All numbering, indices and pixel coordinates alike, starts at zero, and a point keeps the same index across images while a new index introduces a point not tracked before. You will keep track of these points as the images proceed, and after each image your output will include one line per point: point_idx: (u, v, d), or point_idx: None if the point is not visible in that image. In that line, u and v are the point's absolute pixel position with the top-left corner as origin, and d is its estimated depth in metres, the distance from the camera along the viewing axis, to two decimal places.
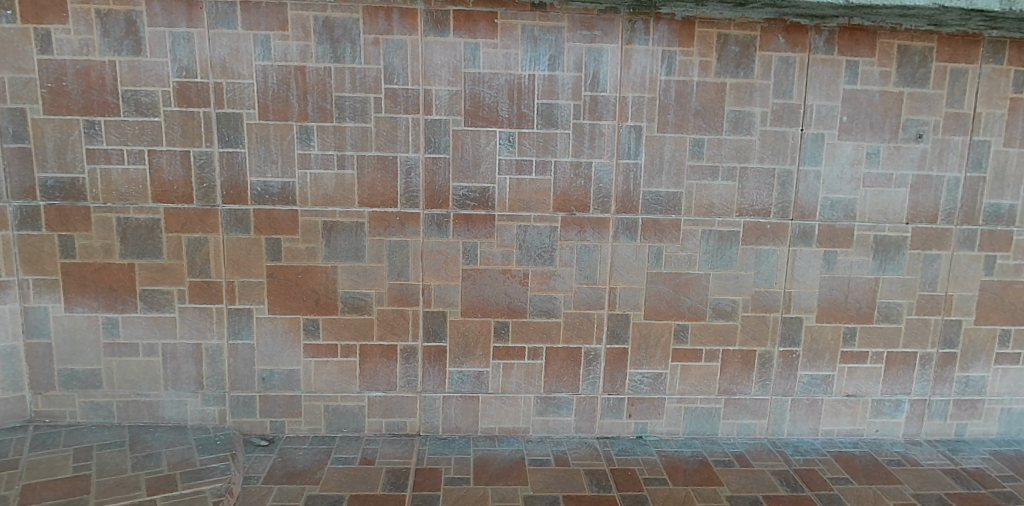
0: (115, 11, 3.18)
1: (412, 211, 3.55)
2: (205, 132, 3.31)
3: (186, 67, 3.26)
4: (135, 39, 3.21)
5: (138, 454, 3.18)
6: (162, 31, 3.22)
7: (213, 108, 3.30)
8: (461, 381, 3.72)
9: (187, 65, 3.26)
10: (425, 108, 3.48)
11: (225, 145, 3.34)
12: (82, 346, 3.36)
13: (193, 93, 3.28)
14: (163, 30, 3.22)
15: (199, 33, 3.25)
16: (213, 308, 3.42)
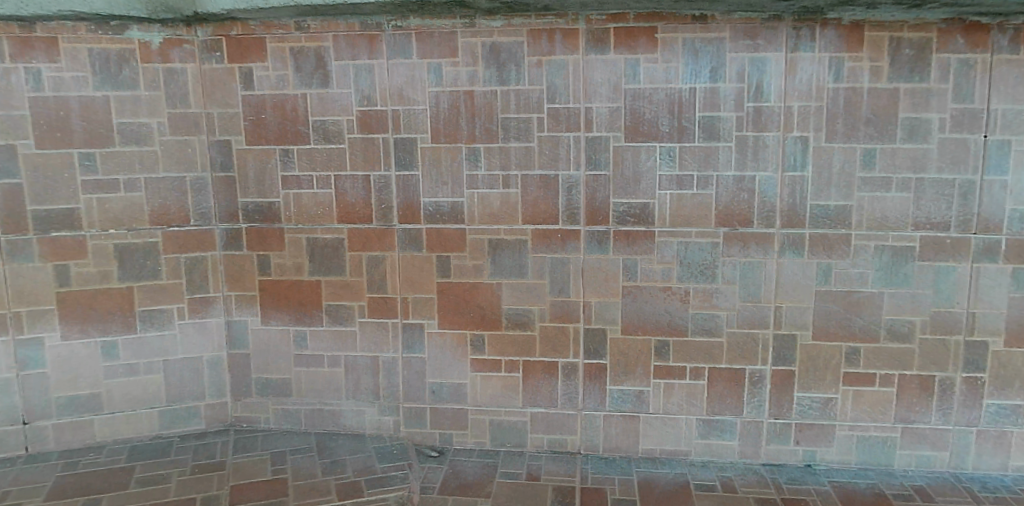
0: (306, 48, 3.40)
1: (574, 228, 3.54)
2: (384, 157, 3.47)
3: (367, 96, 3.44)
4: (323, 72, 3.42)
5: (327, 461, 3.35)
6: (347, 63, 3.41)
7: (392, 133, 3.46)
8: (622, 399, 3.65)
9: (369, 94, 3.44)
10: (586, 124, 3.45)
11: (401, 169, 3.48)
12: (274, 357, 3.55)
13: (374, 120, 3.46)
14: (348, 63, 3.41)
15: (379, 64, 3.42)
16: (389, 322, 3.55)
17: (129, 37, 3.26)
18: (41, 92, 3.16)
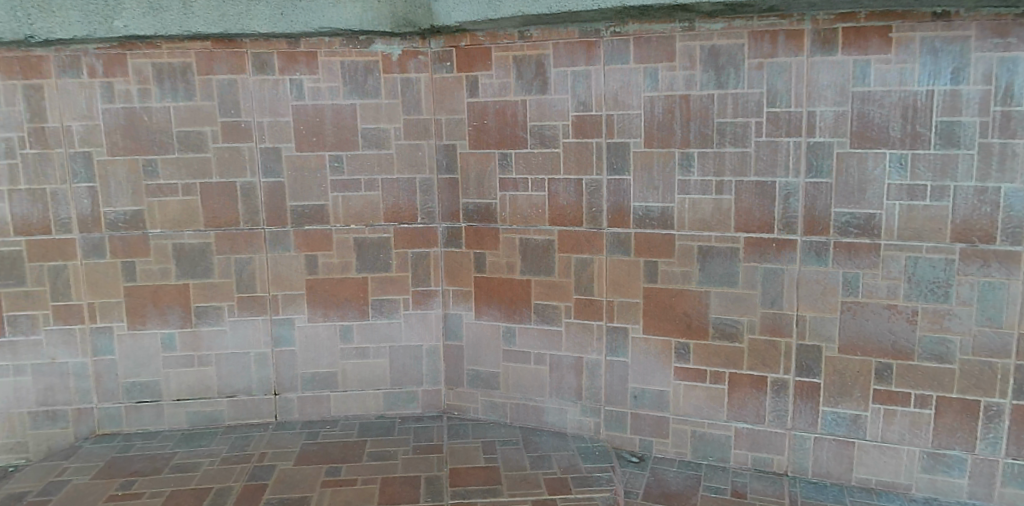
0: (528, 55, 3.29)
1: (790, 238, 3.00)
2: (596, 160, 3.25)
3: (583, 101, 3.23)
4: (543, 79, 3.28)
5: (533, 454, 3.31)
6: (566, 70, 3.23)
7: (605, 138, 3.23)
8: (836, 422, 3.07)
9: (584, 99, 3.23)
10: (807, 131, 2.90)
11: (613, 174, 3.24)
12: (485, 351, 3.58)
13: (589, 125, 3.25)
14: (567, 69, 3.23)
15: (597, 69, 3.18)
16: (595, 324, 3.40)
17: (374, 51, 3.40)
18: (301, 102, 3.35)
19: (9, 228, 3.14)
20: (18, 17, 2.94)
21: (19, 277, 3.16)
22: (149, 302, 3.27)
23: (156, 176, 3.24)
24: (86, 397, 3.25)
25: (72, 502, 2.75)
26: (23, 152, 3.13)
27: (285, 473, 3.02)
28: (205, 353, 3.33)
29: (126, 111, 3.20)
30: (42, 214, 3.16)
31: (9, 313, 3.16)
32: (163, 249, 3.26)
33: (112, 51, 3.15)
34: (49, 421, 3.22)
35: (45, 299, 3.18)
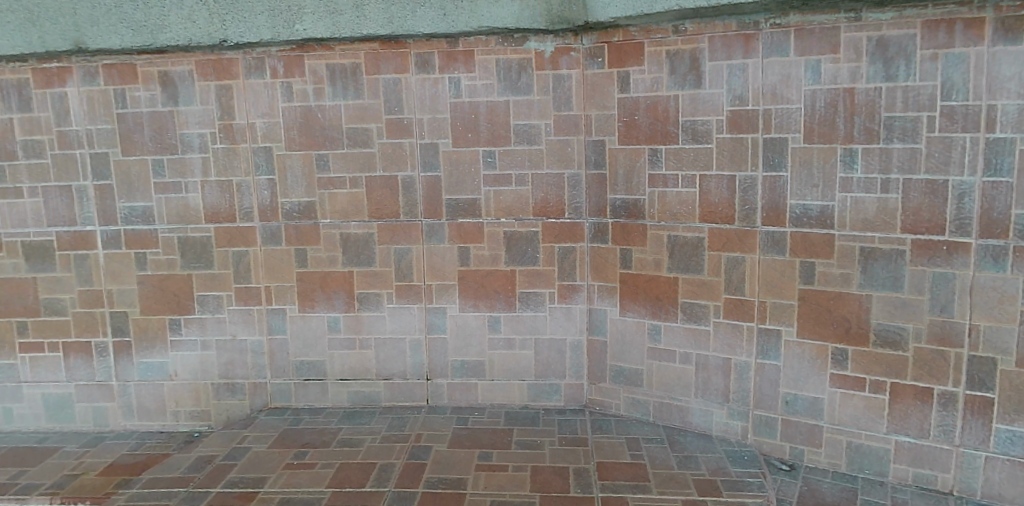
0: (683, 50, 3.15)
1: (963, 241, 2.69)
2: (752, 157, 3.07)
3: (740, 95, 3.06)
4: (698, 72, 3.13)
5: (680, 454, 3.21)
6: (721, 64, 3.08)
7: (762, 132, 3.04)
8: (1012, 442, 2.71)
9: (741, 93, 3.05)
10: (988, 125, 2.59)
11: (770, 170, 3.04)
12: (628, 346, 3.54)
13: (745, 120, 3.07)
14: (723, 63, 3.07)
15: (755, 63, 3.00)
16: (744, 326, 3.24)
17: (528, 49, 3.36)
18: (459, 99, 3.38)
19: (199, 216, 3.31)
20: (213, 23, 3.08)
21: (207, 260, 3.34)
22: (318, 286, 3.42)
23: (327, 170, 3.36)
24: (261, 372, 3.43)
25: (255, 468, 2.94)
26: (212, 148, 3.28)
27: (441, 455, 3.12)
28: (367, 337, 3.46)
29: (302, 110, 3.32)
30: (228, 204, 3.32)
31: (196, 293, 3.35)
32: (330, 238, 3.40)
33: (291, 52, 3.27)
34: (227, 392, 3.42)
35: (228, 281, 3.36)
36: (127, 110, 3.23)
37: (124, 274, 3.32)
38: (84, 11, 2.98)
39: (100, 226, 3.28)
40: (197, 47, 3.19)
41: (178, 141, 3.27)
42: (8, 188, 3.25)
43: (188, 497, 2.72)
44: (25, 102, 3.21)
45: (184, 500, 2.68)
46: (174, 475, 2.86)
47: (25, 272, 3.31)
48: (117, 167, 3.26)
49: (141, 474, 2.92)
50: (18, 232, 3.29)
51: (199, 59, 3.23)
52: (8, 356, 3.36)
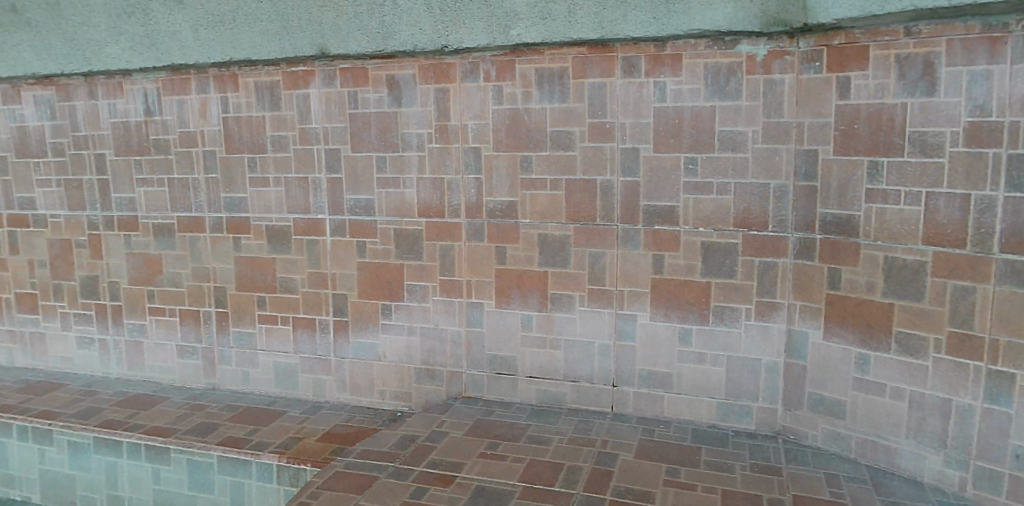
0: (915, 55, 2.57)
1: None
2: (992, 174, 2.40)
3: (982, 105, 2.42)
4: (932, 77, 2.53)
5: (884, 496, 2.59)
6: (960, 70, 2.46)
7: (1008, 147, 2.36)
8: None
9: (983, 103, 2.41)
10: None
11: (1014, 190, 2.35)
12: (833, 374, 2.98)
13: (986, 133, 2.42)
14: (962, 69, 2.45)
15: (1003, 70, 2.36)
16: (969, 366, 2.52)
17: (738, 52, 2.97)
18: (663, 104, 3.10)
19: (413, 210, 3.37)
20: (437, 29, 3.09)
21: (417, 252, 3.39)
22: (514, 283, 3.37)
23: (530, 171, 3.28)
24: (457, 361, 3.39)
25: (453, 454, 2.87)
26: (429, 147, 3.33)
27: (627, 464, 2.86)
28: (557, 337, 3.37)
29: (511, 112, 3.27)
30: (439, 201, 3.35)
31: (406, 283, 3.44)
32: (530, 238, 3.34)
33: (504, 57, 3.23)
34: (427, 377, 3.46)
35: (434, 273, 3.40)
36: (357, 111, 3.33)
37: (346, 259, 3.44)
38: (327, 21, 3.09)
39: (328, 215, 3.41)
40: (421, 52, 3.24)
41: (398, 140, 3.34)
42: (257, 177, 3.44)
43: (396, 473, 2.66)
44: (274, 102, 3.38)
45: (392, 474, 2.63)
46: (384, 448, 2.83)
47: (267, 252, 3.52)
48: (345, 162, 3.37)
49: (354, 445, 2.87)
50: (263, 217, 3.48)
51: (422, 64, 3.29)
52: (248, 326, 3.60)
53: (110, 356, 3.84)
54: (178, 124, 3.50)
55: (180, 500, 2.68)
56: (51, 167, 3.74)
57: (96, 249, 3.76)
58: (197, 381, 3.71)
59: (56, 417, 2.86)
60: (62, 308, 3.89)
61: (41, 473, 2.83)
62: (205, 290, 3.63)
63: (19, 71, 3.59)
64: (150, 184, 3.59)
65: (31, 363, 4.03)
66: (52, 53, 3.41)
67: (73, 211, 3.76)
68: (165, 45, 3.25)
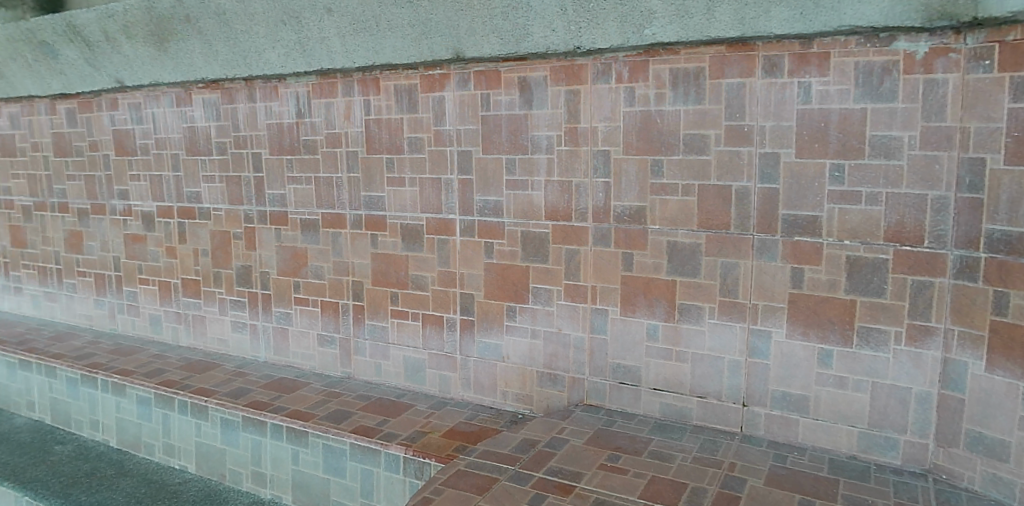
0: None
1: None
2: None
3: None
4: None
5: None
6: None
7: None
8: None
9: None
10: None
11: None
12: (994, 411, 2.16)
13: None
14: None
15: None
16: None
17: (896, 50, 2.24)
18: (807, 106, 2.41)
19: (540, 213, 2.98)
20: (569, 30, 2.67)
21: (544, 255, 3.00)
22: (640, 291, 2.84)
23: (660, 175, 2.72)
24: (580, 368, 3.00)
25: (573, 463, 2.52)
26: (557, 150, 2.91)
27: (755, 491, 2.26)
28: (684, 350, 2.78)
29: (643, 114, 2.72)
30: (566, 204, 2.92)
31: (531, 285, 3.04)
32: (658, 245, 2.77)
33: (637, 57, 2.70)
34: (548, 381, 3.05)
35: (559, 277, 2.98)
36: (489, 113, 3.02)
37: (473, 260, 3.12)
38: (462, 24, 2.83)
39: (459, 216, 3.12)
40: (552, 54, 2.82)
41: (528, 142, 2.96)
42: (394, 177, 3.22)
43: (517, 476, 2.44)
44: (412, 104, 3.15)
45: (513, 478, 2.42)
46: (505, 451, 2.63)
47: (401, 249, 3.26)
48: (477, 164, 3.07)
49: (478, 443, 2.75)
50: (399, 215, 3.24)
51: (552, 65, 2.86)
52: (381, 319, 3.36)
53: (260, 340, 3.76)
54: (325, 126, 3.35)
55: (315, 481, 2.80)
56: (214, 165, 3.74)
57: (249, 240, 3.70)
58: (336, 370, 3.52)
59: (212, 395, 3.09)
60: (220, 294, 3.86)
61: (197, 444, 3.09)
62: (344, 283, 3.44)
63: (190, 76, 3.61)
64: (299, 183, 3.48)
65: (193, 344, 4.01)
66: (218, 59, 3.42)
67: (232, 204, 3.72)
68: (315, 51, 3.16)
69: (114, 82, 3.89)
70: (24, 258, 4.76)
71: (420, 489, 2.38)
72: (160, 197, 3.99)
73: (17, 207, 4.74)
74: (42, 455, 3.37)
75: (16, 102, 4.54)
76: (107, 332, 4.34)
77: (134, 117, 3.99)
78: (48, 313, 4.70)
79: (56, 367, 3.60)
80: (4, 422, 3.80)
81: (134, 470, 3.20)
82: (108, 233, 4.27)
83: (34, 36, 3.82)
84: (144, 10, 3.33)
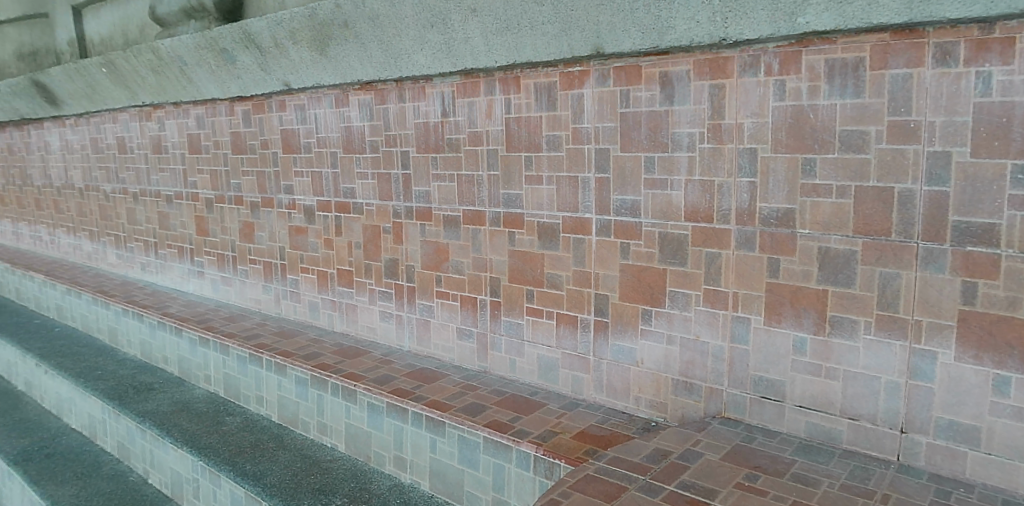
0: None
1: None
2: None
3: None
4: None
5: None
6: None
7: None
8: None
9: None
10: None
11: None
12: None
13: None
14: None
15: None
16: None
17: None
18: (988, 99, 2.04)
19: (679, 213, 2.79)
20: (715, 21, 2.46)
21: (682, 257, 2.81)
22: (787, 300, 2.57)
23: (812, 176, 2.43)
24: (718, 378, 2.78)
25: (706, 478, 2.34)
26: (699, 147, 2.70)
27: None
28: (835, 367, 2.47)
29: (794, 109, 2.44)
30: (707, 204, 2.71)
31: (668, 289, 2.88)
32: (807, 250, 2.49)
33: (789, 47, 2.42)
34: (684, 390, 2.87)
35: (698, 280, 2.78)
36: (628, 109, 2.88)
37: (609, 261, 3.03)
38: (603, 19, 2.72)
39: (595, 215, 3.03)
40: (697, 46, 2.63)
41: (669, 140, 2.79)
42: (532, 175, 3.22)
43: (647, 487, 2.31)
44: (551, 103, 3.11)
45: (642, 488, 2.30)
46: (635, 460, 2.51)
47: (537, 247, 3.26)
48: (615, 162, 2.96)
49: (608, 449, 2.66)
50: (536, 213, 3.24)
51: (697, 59, 2.66)
52: (517, 316, 3.39)
53: (405, 331, 3.95)
54: (468, 124, 3.43)
55: (451, 470, 2.88)
56: (367, 162, 3.96)
57: (397, 234, 3.89)
58: (473, 363, 3.60)
59: (360, 380, 3.31)
60: (370, 285, 4.10)
61: (346, 425, 3.30)
62: (483, 279, 3.51)
63: (347, 78, 3.84)
64: (442, 180, 3.60)
65: (345, 330, 4.29)
66: (372, 62, 3.61)
67: (383, 200, 3.92)
68: (460, 52, 3.23)
69: (281, 85, 4.23)
70: (206, 245, 5.32)
71: (548, 491, 2.37)
72: (318, 192, 4.30)
73: (201, 199, 5.29)
74: (215, 424, 3.72)
75: (201, 104, 5.06)
76: (272, 316, 4.75)
77: (298, 117, 4.32)
78: (223, 296, 5.22)
79: (228, 346, 4.00)
80: (186, 390, 4.28)
81: (291, 445, 3.46)
82: (274, 224, 4.67)
83: (217, 44, 4.30)
84: (312, 17, 3.59)
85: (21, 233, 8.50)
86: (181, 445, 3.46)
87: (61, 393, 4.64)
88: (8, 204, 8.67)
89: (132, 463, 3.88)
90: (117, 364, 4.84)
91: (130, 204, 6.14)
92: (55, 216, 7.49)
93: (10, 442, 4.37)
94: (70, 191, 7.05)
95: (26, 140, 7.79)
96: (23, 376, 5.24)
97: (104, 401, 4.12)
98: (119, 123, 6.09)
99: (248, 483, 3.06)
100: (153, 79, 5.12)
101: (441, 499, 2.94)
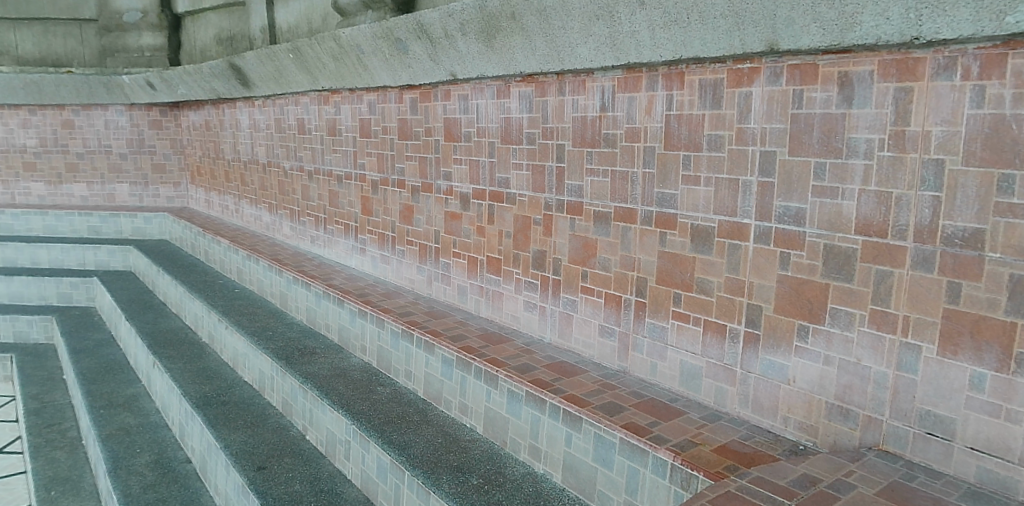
0: None
1: None
2: None
3: None
4: None
5: None
6: None
7: None
8: None
9: None
10: None
11: None
12: None
13: None
14: None
15: None
16: None
17: None
18: None
19: (848, 226, 2.54)
20: (907, 18, 2.13)
21: (848, 274, 2.57)
22: (967, 330, 2.25)
23: (1009, 194, 2.10)
24: (879, 407, 2.52)
25: None
26: (879, 155, 2.42)
27: None
28: (1018, 409, 2.14)
29: (993, 118, 2.12)
30: (882, 218, 2.43)
31: (830, 305, 2.64)
32: (996, 277, 2.16)
33: (993, 49, 2.10)
34: (839, 416, 2.64)
35: (865, 300, 2.53)
36: (800, 110, 2.65)
37: (766, 270, 2.85)
38: (780, 13, 2.44)
39: (755, 221, 2.86)
40: (884, 44, 2.33)
41: (844, 145, 2.53)
42: (689, 175, 3.10)
43: None
44: (715, 101, 2.96)
45: None
46: (781, 483, 2.30)
47: (689, 250, 3.15)
48: (781, 166, 2.74)
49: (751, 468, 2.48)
50: (690, 214, 3.12)
51: (883, 58, 2.38)
52: (662, 319, 3.31)
53: (547, 322, 4.01)
54: (626, 120, 3.38)
55: (585, 466, 2.89)
56: (522, 154, 4.05)
57: (547, 227, 3.95)
58: (613, 362, 3.58)
59: (502, 367, 3.42)
60: (517, 274, 4.21)
61: (486, 408, 3.44)
62: (629, 278, 3.46)
63: (511, 70, 3.91)
64: (596, 175, 3.58)
65: (490, 316, 4.44)
66: (536, 54, 3.64)
67: (536, 192, 3.98)
68: (624, 45, 3.15)
69: (447, 75, 4.37)
70: (370, 224, 5.70)
71: (687, 502, 2.22)
72: (475, 181, 4.47)
73: (368, 180, 5.66)
74: (368, 392, 3.99)
75: (374, 91, 5.38)
76: (423, 296, 5.02)
77: (462, 107, 4.49)
78: (382, 273, 5.58)
79: (385, 320, 4.31)
80: (344, 358, 4.62)
81: (434, 419, 3.65)
82: (432, 209, 4.91)
83: (393, 34, 4.42)
84: (480, 9, 3.64)
85: (212, 202, 9.51)
86: (337, 408, 3.73)
87: (237, 349, 5.13)
88: (204, 174, 9.73)
89: (293, 419, 4.23)
90: (286, 326, 5.29)
91: (305, 181, 6.67)
92: (241, 187, 8.30)
93: (194, 386, 4.84)
94: (255, 166, 7.76)
95: (221, 119, 8.69)
96: (208, 329, 5.81)
97: (273, 359, 4.52)
98: (300, 106, 6.61)
99: (394, 452, 3.24)
100: (332, 66, 5.39)
101: (572, 494, 2.95)
